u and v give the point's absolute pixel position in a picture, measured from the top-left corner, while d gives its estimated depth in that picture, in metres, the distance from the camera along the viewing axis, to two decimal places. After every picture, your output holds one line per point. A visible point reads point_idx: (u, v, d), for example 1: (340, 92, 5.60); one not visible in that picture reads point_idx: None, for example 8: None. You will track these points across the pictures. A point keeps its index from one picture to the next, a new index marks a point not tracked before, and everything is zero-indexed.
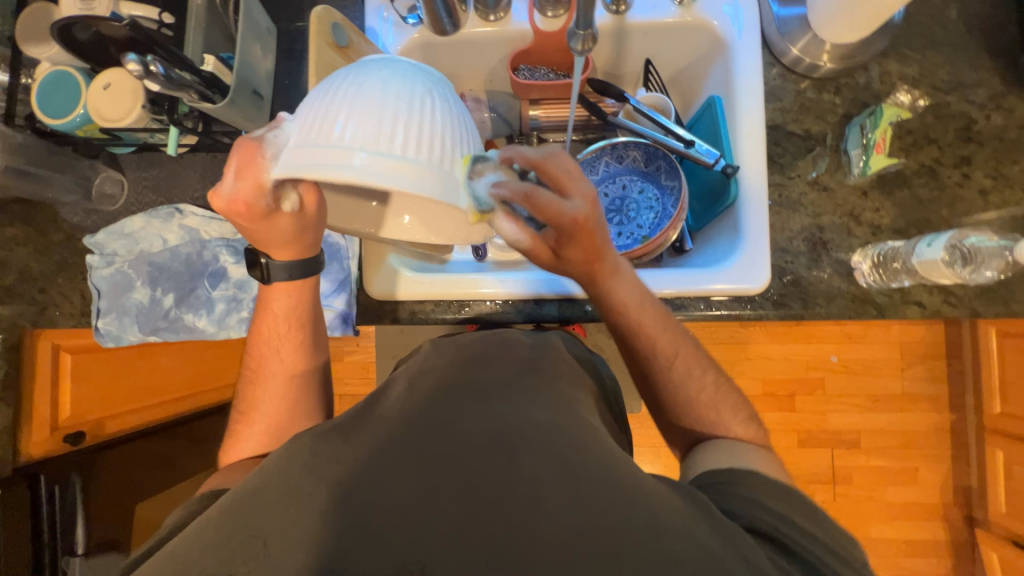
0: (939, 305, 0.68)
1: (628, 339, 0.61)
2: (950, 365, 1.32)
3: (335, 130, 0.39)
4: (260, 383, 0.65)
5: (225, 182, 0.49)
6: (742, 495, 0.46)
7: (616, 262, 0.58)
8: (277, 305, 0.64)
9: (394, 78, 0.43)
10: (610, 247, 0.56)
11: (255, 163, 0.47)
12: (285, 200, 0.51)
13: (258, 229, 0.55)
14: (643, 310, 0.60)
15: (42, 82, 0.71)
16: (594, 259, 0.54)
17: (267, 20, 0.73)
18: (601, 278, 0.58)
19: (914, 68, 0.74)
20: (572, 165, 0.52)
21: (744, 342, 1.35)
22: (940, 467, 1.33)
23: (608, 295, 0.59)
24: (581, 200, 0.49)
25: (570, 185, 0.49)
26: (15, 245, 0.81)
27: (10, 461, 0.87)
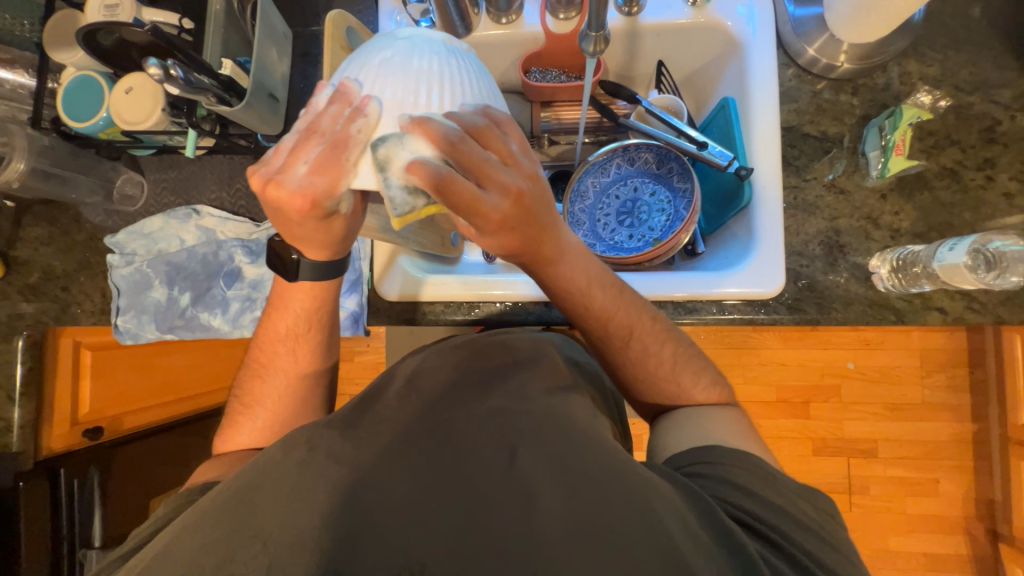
0: (962, 311, 0.66)
1: (583, 321, 0.61)
2: (972, 372, 1.28)
3: (402, 135, 0.42)
4: (266, 378, 0.66)
5: (295, 172, 0.44)
6: (738, 490, 0.47)
7: (559, 246, 0.54)
8: (297, 304, 0.64)
9: (412, 60, 0.44)
10: (547, 230, 0.51)
11: (339, 158, 0.43)
12: (347, 204, 0.47)
13: (301, 228, 0.50)
14: (590, 293, 0.58)
15: (67, 87, 0.74)
16: (531, 251, 0.52)
17: (284, 26, 0.74)
18: (545, 262, 0.55)
19: (935, 68, 0.72)
20: (498, 145, 0.44)
21: (756, 347, 1.33)
22: (962, 478, 1.29)
23: (553, 280, 0.58)
24: (500, 195, 0.44)
25: (488, 175, 0.44)
26: (40, 244, 0.84)
27: (34, 453, 0.88)
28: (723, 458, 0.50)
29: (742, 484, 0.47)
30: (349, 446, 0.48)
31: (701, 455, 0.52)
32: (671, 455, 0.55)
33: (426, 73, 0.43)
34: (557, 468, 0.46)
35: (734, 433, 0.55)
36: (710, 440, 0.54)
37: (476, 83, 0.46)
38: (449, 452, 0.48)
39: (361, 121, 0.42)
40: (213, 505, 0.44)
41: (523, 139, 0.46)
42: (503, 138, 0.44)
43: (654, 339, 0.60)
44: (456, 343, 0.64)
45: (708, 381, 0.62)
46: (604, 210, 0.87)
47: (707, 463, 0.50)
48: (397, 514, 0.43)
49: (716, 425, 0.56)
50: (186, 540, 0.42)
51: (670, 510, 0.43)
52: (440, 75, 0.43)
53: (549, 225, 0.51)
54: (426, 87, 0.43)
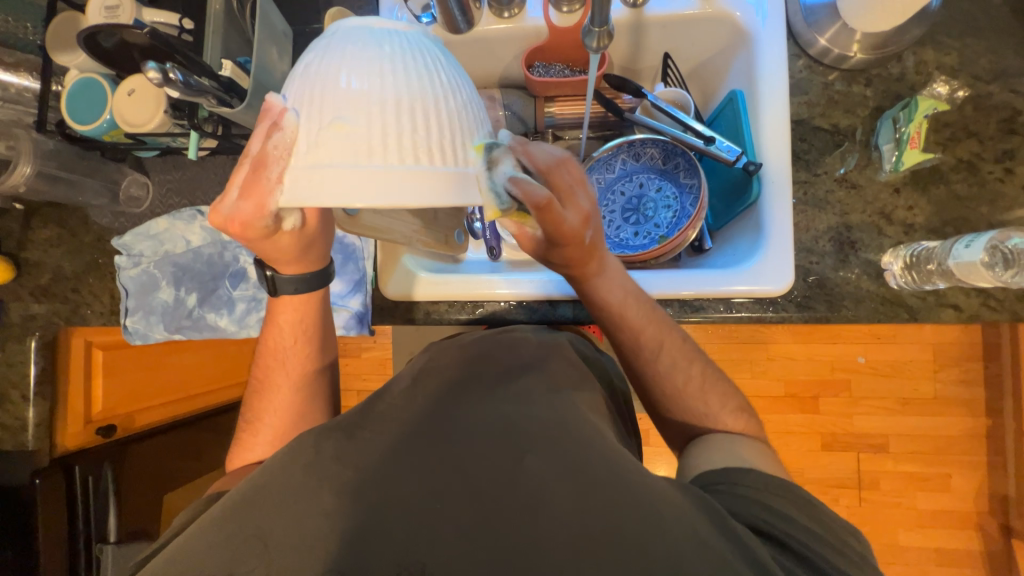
0: (978, 308, 0.65)
1: (613, 331, 0.62)
2: (987, 368, 1.25)
3: (317, 145, 0.37)
4: (267, 395, 0.67)
5: (229, 198, 0.45)
6: (769, 513, 0.46)
7: (604, 263, 0.59)
8: (283, 318, 0.66)
9: (373, 58, 0.38)
10: (601, 246, 0.57)
11: (262, 180, 0.41)
12: (287, 220, 0.48)
13: (258, 246, 0.53)
14: (626, 306, 0.60)
15: (70, 90, 0.74)
16: (578, 265, 0.57)
17: (284, 24, 0.73)
18: (586, 278, 0.60)
19: (953, 56, 0.69)
20: (573, 173, 0.51)
21: (765, 342, 1.31)
22: (975, 473, 1.27)
23: (588, 294, 0.61)
24: (577, 216, 0.51)
25: (569, 199, 0.50)
26: (50, 245, 0.84)
27: (48, 451, 0.89)
28: (754, 484, 0.49)
29: (772, 507, 0.46)
30: (354, 450, 0.48)
31: (731, 475, 0.51)
32: (699, 472, 0.55)
33: (335, 64, 0.38)
34: (563, 470, 0.45)
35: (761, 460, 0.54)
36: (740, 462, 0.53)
37: (400, 56, 0.38)
38: (454, 456, 0.48)
39: (278, 137, 0.39)
40: (224, 508, 0.45)
41: (583, 175, 0.52)
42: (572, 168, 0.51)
43: (659, 340, 0.60)
44: (461, 342, 0.64)
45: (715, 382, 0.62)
46: (608, 207, 0.85)
47: (735, 482, 0.50)
48: (403, 516, 0.43)
49: (748, 453, 0.55)
50: (197, 542, 0.43)
51: (678, 514, 0.43)
52: (351, 64, 0.38)
53: (598, 248, 0.57)
54: (339, 79, 0.37)
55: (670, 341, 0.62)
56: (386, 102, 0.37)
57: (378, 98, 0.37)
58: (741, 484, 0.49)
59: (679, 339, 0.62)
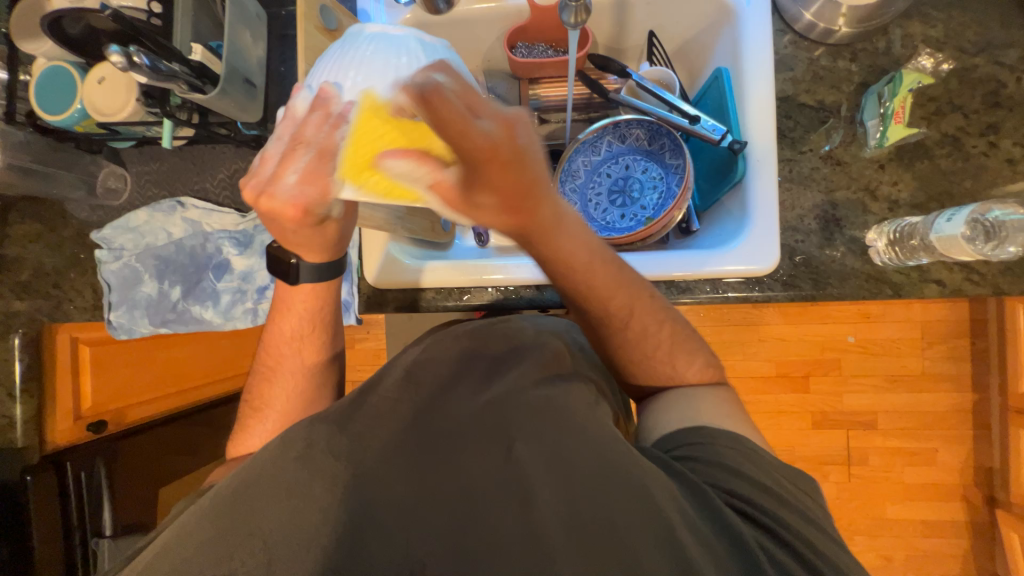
0: (960, 283, 0.65)
1: (583, 301, 0.58)
2: (973, 343, 1.27)
3: (365, 143, 0.41)
4: (276, 381, 0.66)
5: (284, 182, 0.47)
6: (742, 477, 0.47)
7: (557, 213, 0.50)
8: (301, 300, 0.65)
9: (397, 63, 0.40)
10: (543, 197, 0.47)
11: (327, 169, 0.45)
12: (336, 207, 0.52)
13: (293, 231, 0.55)
14: (591, 272, 0.56)
15: (39, 79, 0.72)
16: (523, 208, 0.46)
17: (257, 6, 0.71)
18: (542, 235, 0.50)
19: (938, 29, 0.69)
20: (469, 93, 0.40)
21: (757, 323, 1.32)
22: (961, 447, 1.30)
23: (547, 250, 0.52)
24: (492, 122, 0.40)
25: (472, 107, 0.39)
26: (28, 241, 0.83)
27: (39, 448, 0.90)
28: (708, 438, 0.50)
29: (735, 466, 0.47)
30: (346, 441, 0.48)
31: (689, 436, 0.51)
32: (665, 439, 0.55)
33: (352, 63, 0.41)
34: (554, 453, 0.46)
35: (725, 414, 0.54)
36: (696, 420, 0.53)
37: (404, 60, 0.40)
38: (440, 444, 0.48)
39: (340, 131, 0.41)
40: (211, 504, 0.45)
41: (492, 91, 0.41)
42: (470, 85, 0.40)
43: (642, 319, 0.59)
44: (456, 330, 0.63)
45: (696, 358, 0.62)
46: (595, 190, 0.85)
47: (691, 443, 0.50)
48: (391, 503, 0.44)
49: (707, 404, 0.55)
50: (184, 539, 0.42)
51: (664, 492, 0.43)
52: (371, 63, 0.40)
53: (540, 184, 0.45)
54: (358, 78, 0.40)
55: (678, 308, 0.63)
56: (419, 104, 0.40)
57: (398, 100, 0.39)
58: (701, 444, 0.50)
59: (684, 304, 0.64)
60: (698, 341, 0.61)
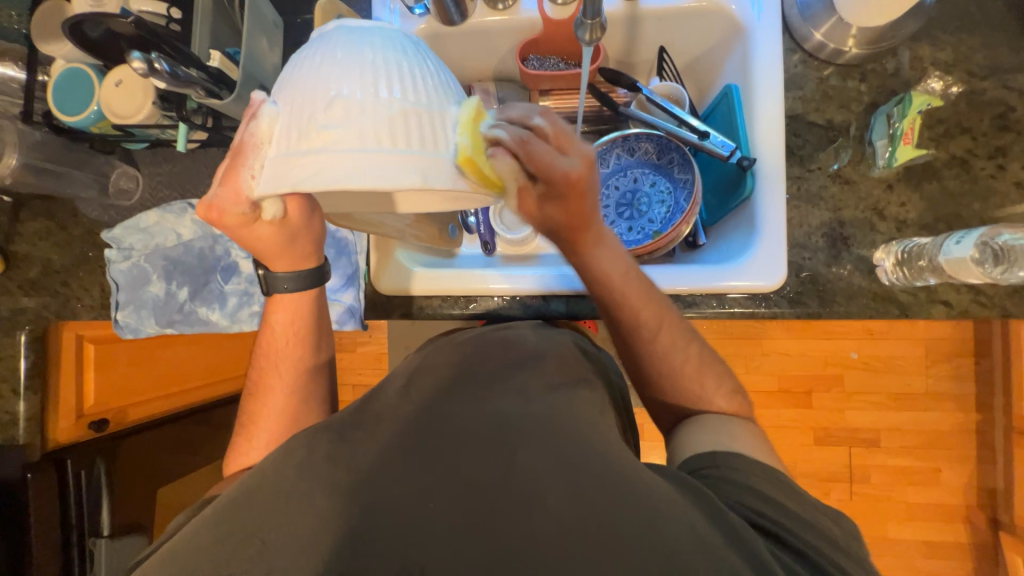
0: (968, 304, 0.65)
1: (609, 309, 0.61)
2: (978, 363, 1.26)
3: (308, 129, 0.36)
4: (260, 398, 0.66)
5: (213, 189, 0.48)
6: (749, 495, 0.47)
7: (599, 232, 0.57)
8: (278, 318, 0.65)
9: (337, 45, 0.38)
10: (596, 215, 0.56)
11: (239, 170, 0.44)
12: (266, 211, 0.50)
13: (243, 235, 0.55)
14: (625, 285, 0.59)
15: (57, 80, 0.73)
16: (577, 223, 0.54)
17: (274, 14, 0.72)
18: (583, 245, 0.57)
19: (947, 52, 0.69)
20: (563, 135, 0.49)
21: (760, 337, 1.32)
22: (964, 468, 1.29)
23: (585, 263, 0.59)
24: (578, 159, 0.49)
25: (565, 143, 0.49)
26: (39, 238, 0.83)
27: (41, 446, 0.89)
28: (734, 465, 0.50)
29: (762, 492, 0.47)
30: (349, 449, 0.48)
31: (715, 458, 0.52)
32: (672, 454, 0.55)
33: (312, 55, 0.38)
34: (559, 464, 0.46)
35: (751, 444, 0.54)
36: (722, 445, 0.53)
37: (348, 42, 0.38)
38: (445, 454, 0.47)
39: (256, 124, 0.39)
40: (212, 512, 0.45)
41: (573, 134, 0.49)
42: (564, 132, 0.49)
43: (648, 333, 0.60)
44: (456, 341, 0.64)
45: (702, 373, 0.62)
46: (603, 202, 0.85)
47: (715, 465, 0.51)
48: (394, 513, 0.43)
49: (739, 435, 0.55)
50: (187, 543, 0.43)
51: (671, 507, 0.43)
52: (332, 53, 0.38)
53: (593, 215, 0.55)
54: (314, 67, 0.37)
55: (664, 324, 0.61)
56: (370, 88, 0.36)
57: (348, 76, 0.36)
58: (726, 467, 0.50)
59: (673, 320, 0.62)
60: (703, 357, 0.61)
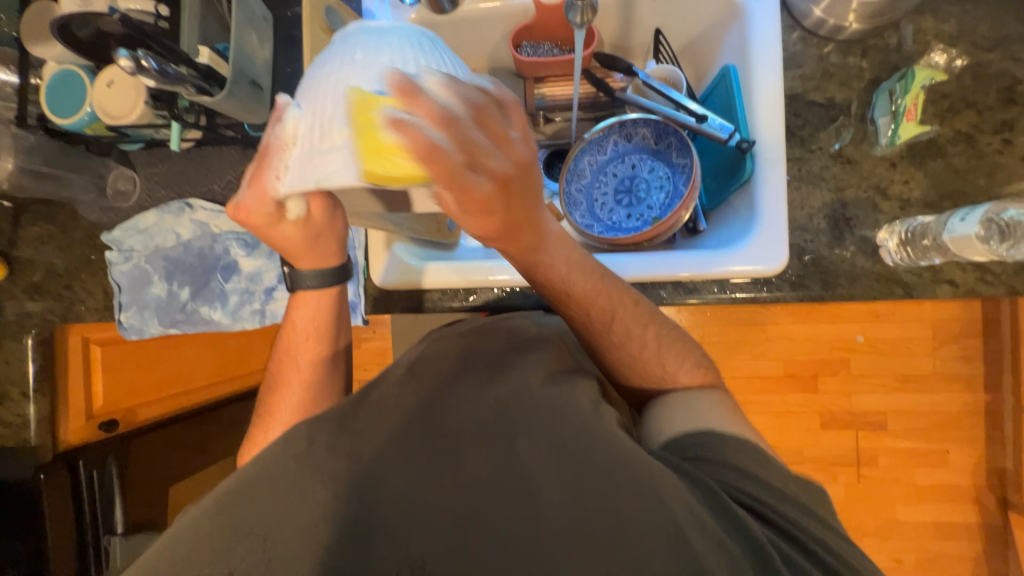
0: (973, 283, 0.64)
1: (565, 306, 0.59)
2: (986, 343, 1.25)
3: (327, 127, 0.38)
4: (276, 391, 0.67)
5: (242, 191, 0.50)
6: (750, 478, 0.47)
7: (540, 236, 0.50)
8: (302, 311, 0.66)
9: (359, 49, 0.39)
10: (532, 224, 0.47)
11: (261, 170, 0.45)
12: (293, 208, 0.51)
13: (269, 236, 0.57)
14: (571, 280, 0.57)
15: (50, 83, 0.73)
16: (511, 234, 0.47)
17: (263, 8, 0.71)
18: (527, 254, 0.52)
19: (951, 24, 0.67)
20: (493, 128, 0.40)
21: (764, 322, 1.31)
22: (973, 448, 1.28)
23: (537, 269, 0.55)
24: (490, 176, 0.40)
25: (477, 158, 0.39)
26: (41, 243, 0.84)
27: (52, 447, 0.90)
28: (719, 443, 0.49)
29: (758, 475, 0.47)
30: (351, 443, 0.49)
31: (699, 437, 0.51)
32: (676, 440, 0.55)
33: (327, 57, 0.40)
34: (560, 452, 0.46)
35: (726, 416, 0.54)
36: (700, 423, 0.53)
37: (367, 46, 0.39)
38: (445, 446, 0.48)
39: (279, 129, 0.41)
40: (213, 500, 0.45)
41: (505, 128, 0.41)
42: (499, 123, 0.40)
43: (640, 319, 0.60)
44: (457, 330, 0.63)
45: (698, 358, 0.62)
46: (601, 190, 0.84)
47: (702, 445, 0.50)
48: (396, 505, 0.44)
49: (711, 409, 0.55)
50: (188, 533, 0.43)
51: (672, 491, 0.43)
52: (345, 56, 0.39)
53: (535, 218, 0.47)
54: (325, 69, 0.39)
55: (623, 311, 0.60)
56: (370, 84, 0.37)
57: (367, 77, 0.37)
58: (711, 447, 0.49)
59: (633, 306, 0.60)
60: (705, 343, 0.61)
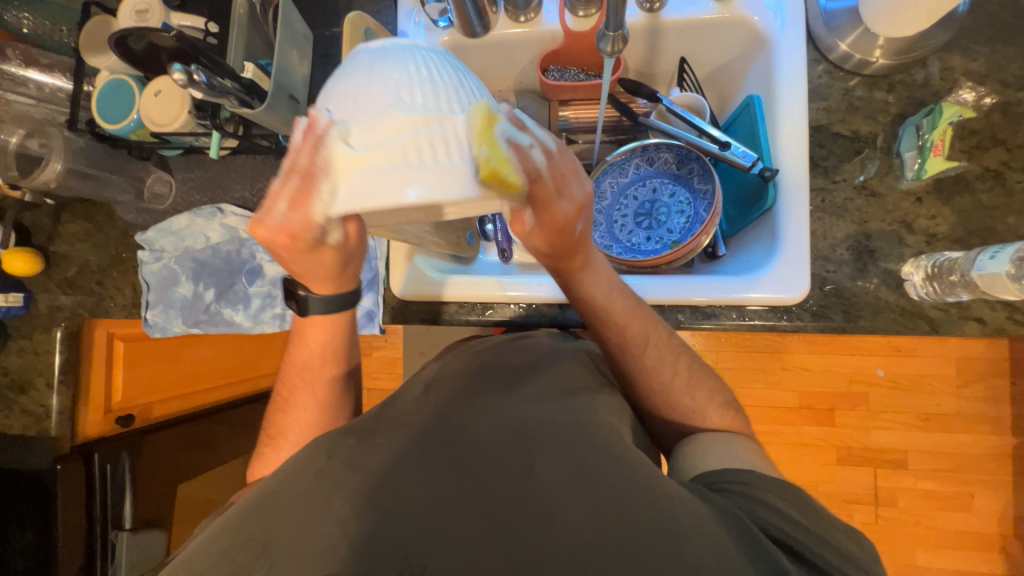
0: (1003, 322, 0.62)
1: (600, 326, 0.61)
2: (1014, 384, 1.20)
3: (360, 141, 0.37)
4: (292, 410, 0.66)
5: (275, 210, 0.43)
6: (774, 512, 0.45)
7: (589, 257, 0.57)
8: (314, 335, 0.65)
9: (391, 62, 0.39)
10: (588, 240, 0.55)
11: (310, 193, 0.41)
12: (333, 234, 0.46)
13: (296, 258, 0.51)
14: (611, 301, 0.59)
15: (101, 91, 0.77)
16: (569, 251, 0.54)
17: (304, 27, 0.75)
18: (575, 272, 0.58)
19: (980, 62, 0.68)
20: (568, 164, 0.47)
21: (781, 351, 1.28)
22: (1000, 495, 1.22)
23: (578, 287, 0.60)
24: (569, 207, 0.48)
25: (563, 190, 0.47)
26: (78, 239, 0.88)
27: (71, 438, 0.91)
28: (751, 480, 0.48)
29: (775, 505, 0.46)
30: (367, 453, 0.49)
31: (729, 474, 0.50)
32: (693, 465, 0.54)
33: (356, 75, 0.39)
34: (575, 476, 0.45)
35: (762, 462, 0.53)
36: (732, 462, 0.52)
37: (395, 60, 0.39)
38: (460, 461, 0.48)
39: (297, 142, 0.39)
40: (234, 519, 0.45)
41: (577, 165, 0.48)
42: (570, 161, 0.47)
43: (669, 348, 0.61)
44: (475, 348, 0.64)
45: None
46: (621, 211, 0.85)
47: (733, 481, 0.49)
48: (410, 520, 0.44)
49: (741, 451, 0.54)
50: (208, 548, 0.44)
51: (689, 521, 0.42)
52: (385, 73, 0.38)
53: (587, 240, 0.55)
54: (411, 80, 0.38)
55: (656, 334, 0.60)
56: (407, 101, 0.37)
57: (402, 91, 0.37)
58: (739, 475, 0.49)
59: (664, 332, 0.61)
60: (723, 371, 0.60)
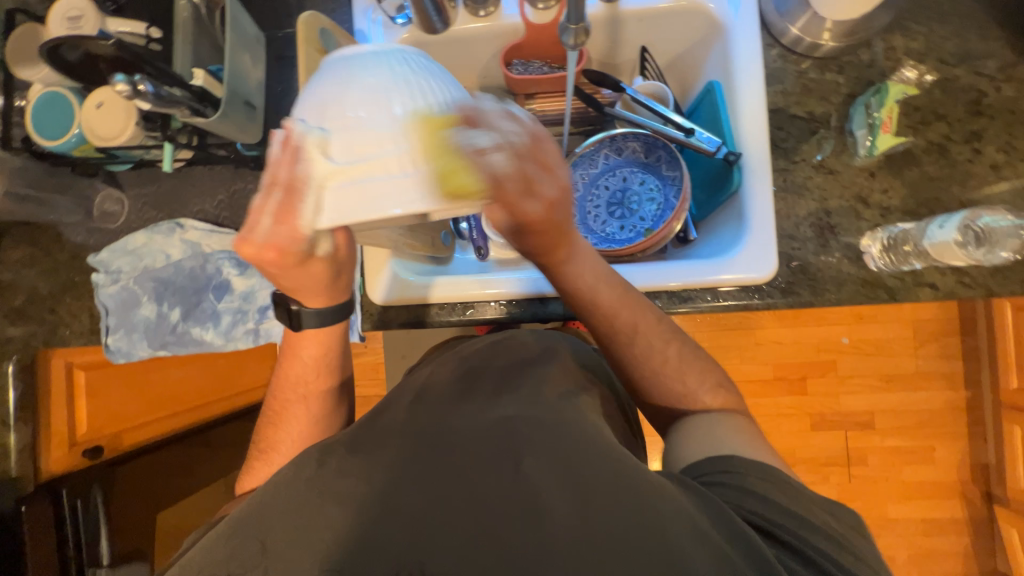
0: (953, 285, 0.66)
1: (584, 313, 0.62)
2: (963, 341, 1.30)
3: (337, 148, 0.37)
4: (282, 425, 0.64)
5: (261, 224, 0.44)
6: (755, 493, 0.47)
7: (573, 249, 0.58)
8: (307, 352, 0.64)
9: (362, 73, 0.39)
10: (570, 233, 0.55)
11: (293, 206, 0.42)
12: (322, 245, 0.48)
13: (292, 276, 0.52)
14: (597, 289, 0.60)
15: (35, 104, 0.72)
16: (556, 243, 0.55)
17: (256, 29, 0.72)
18: (558, 264, 0.59)
19: (920, 41, 0.71)
20: (543, 157, 0.47)
21: (752, 327, 1.33)
22: (958, 444, 1.32)
23: (561, 279, 0.60)
24: (543, 202, 0.49)
25: (536, 186, 0.48)
26: (23, 266, 0.82)
27: (34, 476, 0.87)
28: (740, 467, 0.50)
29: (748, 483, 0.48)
30: (354, 465, 0.48)
31: (721, 464, 0.52)
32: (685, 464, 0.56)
33: (316, 91, 0.40)
34: (564, 471, 0.46)
35: (748, 442, 0.55)
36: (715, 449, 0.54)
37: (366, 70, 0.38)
38: (451, 465, 0.47)
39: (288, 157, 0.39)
40: (224, 530, 0.44)
41: (551, 159, 0.48)
42: (546, 154, 0.47)
43: (660, 335, 0.62)
44: (457, 353, 0.64)
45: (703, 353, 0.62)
46: (594, 202, 0.86)
47: (722, 471, 0.51)
48: (403, 530, 0.43)
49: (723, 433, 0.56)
50: (200, 559, 0.42)
51: (675, 503, 0.44)
52: (353, 86, 0.38)
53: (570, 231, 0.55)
54: (351, 94, 0.38)
55: (646, 325, 0.62)
56: (367, 117, 0.37)
57: (362, 107, 0.37)
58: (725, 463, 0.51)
59: (654, 320, 0.63)
60: (684, 343, 0.63)
